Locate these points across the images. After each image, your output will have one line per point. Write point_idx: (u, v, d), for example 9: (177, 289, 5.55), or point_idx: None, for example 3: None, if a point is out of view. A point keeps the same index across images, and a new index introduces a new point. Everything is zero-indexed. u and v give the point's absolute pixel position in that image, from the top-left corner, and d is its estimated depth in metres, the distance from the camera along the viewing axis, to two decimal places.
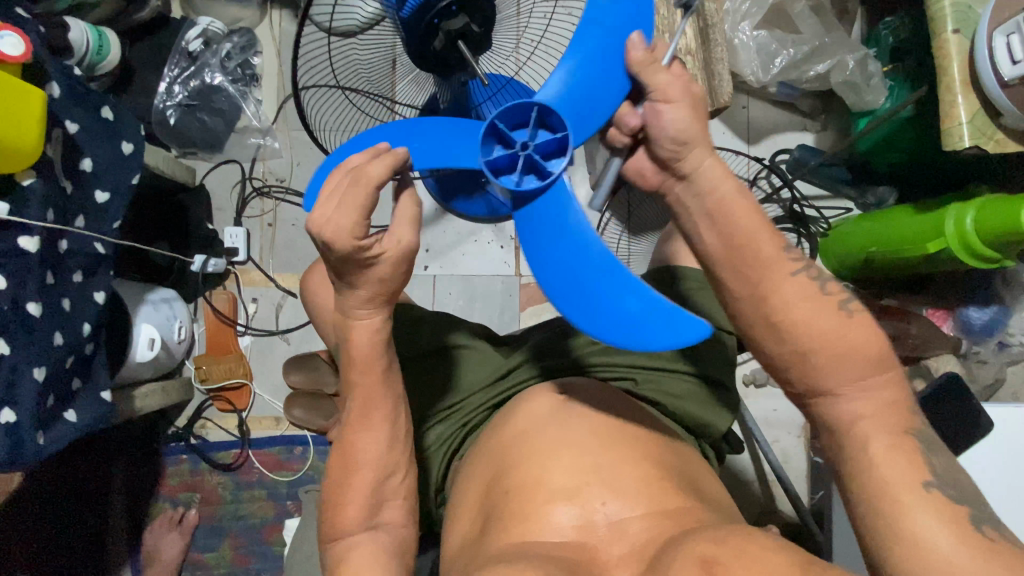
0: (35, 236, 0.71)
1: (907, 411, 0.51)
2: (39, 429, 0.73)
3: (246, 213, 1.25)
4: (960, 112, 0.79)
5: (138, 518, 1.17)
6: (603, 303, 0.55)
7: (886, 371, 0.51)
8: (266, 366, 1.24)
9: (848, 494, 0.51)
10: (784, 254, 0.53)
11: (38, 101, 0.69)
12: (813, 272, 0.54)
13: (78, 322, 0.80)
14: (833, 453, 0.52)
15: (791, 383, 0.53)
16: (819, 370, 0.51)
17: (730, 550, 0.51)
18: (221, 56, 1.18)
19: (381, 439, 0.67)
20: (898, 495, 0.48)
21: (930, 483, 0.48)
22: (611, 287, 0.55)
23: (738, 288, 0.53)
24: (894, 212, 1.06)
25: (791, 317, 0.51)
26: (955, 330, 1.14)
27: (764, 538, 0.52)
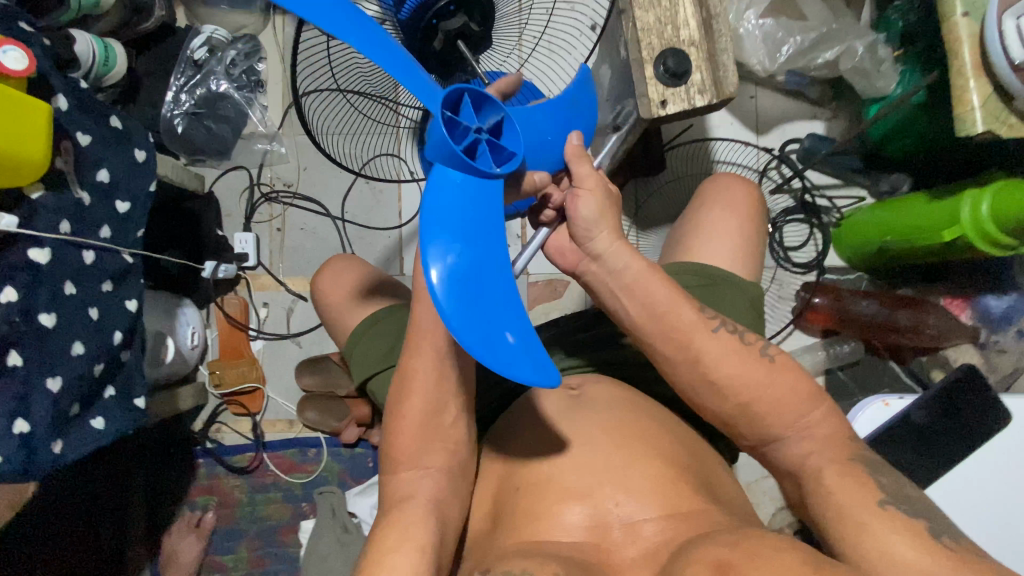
0: (45, 248, 0.73)
1: (845, 441, 0.61)
2: (54, 438, 0.74)
3: (255, 218, 1.27)
4: (972, 97, 0.77)
5: (159, 519, 1.20)
6: (459, 302, 0.44)
7: (821, 404, 0.61)
8: (278, 370, 1.25)
9: (827, 501, 0.56)
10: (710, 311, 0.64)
11: (44, 115, 0.70)
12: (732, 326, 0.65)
13: (108, 330, 0.83)
14: (807, 477, 0.59)
15: (763, 398, 0.61)
16: (776, 399, 0.60)
17: (743, 556, 0.51)
18: (226, 64, 1.19)
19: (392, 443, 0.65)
20: (859, 518, 0.55)
21: (884, 501, 0.55)
22: (483, 286, 0.46)
23: (693, 331, 0.64)
24: (909, 199, 1.04)
25: (731, 354, 0.62)
26: (973, 319, 1.09)
27: (777, 539, 0.52)
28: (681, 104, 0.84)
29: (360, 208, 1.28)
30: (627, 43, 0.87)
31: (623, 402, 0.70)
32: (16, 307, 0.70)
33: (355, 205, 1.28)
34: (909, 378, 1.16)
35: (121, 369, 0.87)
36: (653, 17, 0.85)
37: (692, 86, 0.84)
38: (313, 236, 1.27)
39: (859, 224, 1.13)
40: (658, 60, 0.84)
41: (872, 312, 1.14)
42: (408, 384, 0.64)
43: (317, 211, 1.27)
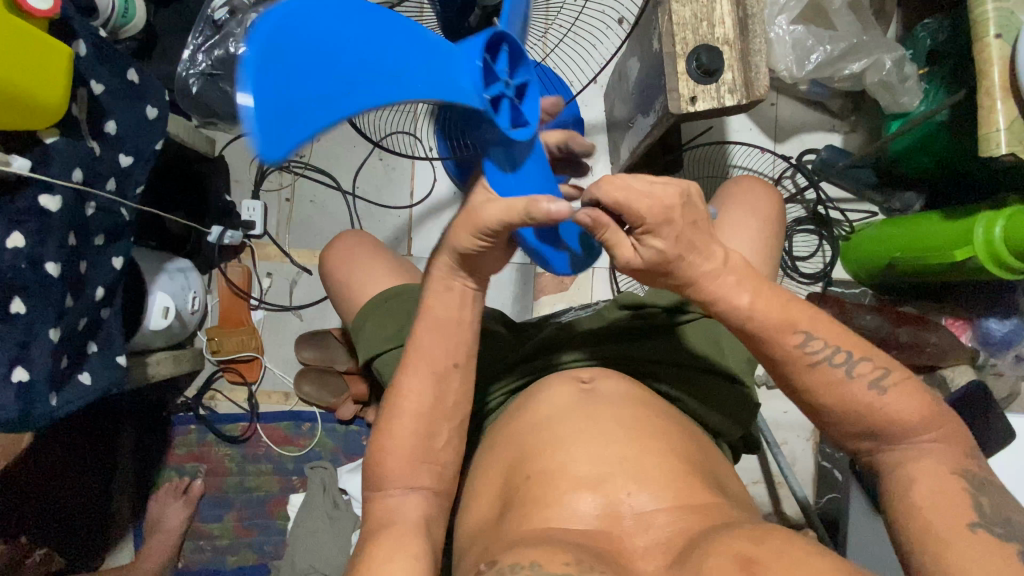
0: (56, 194, 0.71)
1: (892, 449, 0.58)
2: (53, 391, 0.73)
3: (264, 186, 1.25)
4: (998, 118, 0.77)
5: (145, 486, 1.19)
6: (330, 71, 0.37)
7: (865, 410, 0.57)
8: (278, 341, 1.23)
9: None
10: None
11: (64, 58, 0.69)
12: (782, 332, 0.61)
13: (93, 287, 0.81)
14: None
15: (792, 394, 0.61)
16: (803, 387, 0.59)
17: (769, 550, 0.51)
18: (245, 27, 1.13)
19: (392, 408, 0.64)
20: None
21: (974, 522, 0.52)
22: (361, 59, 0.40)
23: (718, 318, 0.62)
24: (921, 218, 1.05)
25: (752, 345, 0.61)
26: (975, 341, 1.11)
27: (801, 554, 0.51)
28: (711, 101, 0.84)
29: (372, 184, 1.25)
30: (661, 36, 0.86)
31: (633, 397, 0.70)
32: (22, 253, 0.68)
33: (366, 180, 1.25)
34: None
35: (107, 326, 0.85)
36: (689, 11, 0.84)
37: (723, 85, 0.84)
38: (322, 209, 1.25)
39: (869, 241, 1.14)
40: (691, 55, 0.84)
41: (873, 328, 1.12)
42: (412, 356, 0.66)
43: (328, 184, 1.25)
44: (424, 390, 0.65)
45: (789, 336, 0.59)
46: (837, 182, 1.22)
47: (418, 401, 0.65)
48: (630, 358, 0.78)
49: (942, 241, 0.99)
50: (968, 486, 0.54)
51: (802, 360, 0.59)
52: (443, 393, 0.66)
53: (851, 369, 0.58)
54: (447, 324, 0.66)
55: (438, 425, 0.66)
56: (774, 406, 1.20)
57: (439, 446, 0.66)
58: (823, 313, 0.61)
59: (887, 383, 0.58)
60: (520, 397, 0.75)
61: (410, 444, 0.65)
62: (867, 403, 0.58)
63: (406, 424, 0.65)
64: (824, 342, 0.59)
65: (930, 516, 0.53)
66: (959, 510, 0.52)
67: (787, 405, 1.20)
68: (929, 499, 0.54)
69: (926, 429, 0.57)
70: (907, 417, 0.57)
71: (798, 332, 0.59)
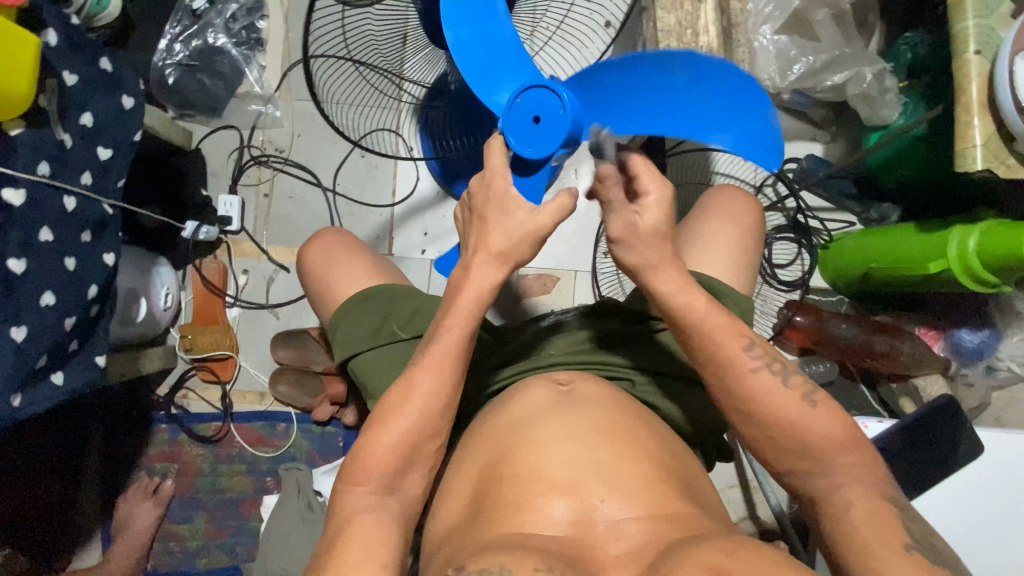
0: (20, 188, 0.69)
1: (859, 463, 0.59)
2: (15, 391, 0.71)
3: (242, 181, 1.22)
4: (975, 134, 0.78)
5: (113, 485, 1.16)
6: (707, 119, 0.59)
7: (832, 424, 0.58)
8: (254, 340, 1.21)
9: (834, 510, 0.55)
10: (718, 317, 0.63)
11: (31, 48, 0.66)
12: (757, 351, 0.62)
13: (86, 283, 0.79)
14: None
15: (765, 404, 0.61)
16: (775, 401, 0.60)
17: (741, 561, 0.51)
18: (226, 17, 1.15)
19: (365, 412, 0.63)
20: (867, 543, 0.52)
21: (913, 547, 0.52)
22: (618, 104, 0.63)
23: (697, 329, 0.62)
24: (897, 229, 1.06)
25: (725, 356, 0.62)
26: (946, 351, 1.12)
27: (773, 565, 0.51)
28: None
29: (353, 182, 1.23)
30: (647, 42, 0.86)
31: (610, 401, 0.70)
32: None
33: (348, 177, 1.23)
34: (876, 402, 1.19)
35: (92, 323, 0.83)
36: (674, 19, 0.84)
37: None
38: (301, 206, 1.23)
39: (847, 249, 1.16)
40: None
41: (848, 336, 1.14)
42: None
43: (309, 180, 1.22)
44: (398, 397, 0.64)
45: (736, 340, 0.63)
46: (816, 192, 1.23)
47: (392, 407, 0.64)
48: (607, 364, 0.78)
49: (917, 253, 1.00)
50: (899, 514, 0.55)
51: (743, 364, 0.62)
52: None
53: (785, 377, 0.62)
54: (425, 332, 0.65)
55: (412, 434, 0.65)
56: None
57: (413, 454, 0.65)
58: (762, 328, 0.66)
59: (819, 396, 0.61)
60: (495, 404, 0.74)
61: (378, 455, 0.63)
62: (817, 414, 0.59)
63: (378, 431, 0.63)
64: (761, 350, 0.63)
65: (866, 534, 0.53)
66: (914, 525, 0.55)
67: None
68: (867, 522, 0.54)
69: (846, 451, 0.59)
70: (845, 439, 0.59)
71: (744, 335, 0.63)
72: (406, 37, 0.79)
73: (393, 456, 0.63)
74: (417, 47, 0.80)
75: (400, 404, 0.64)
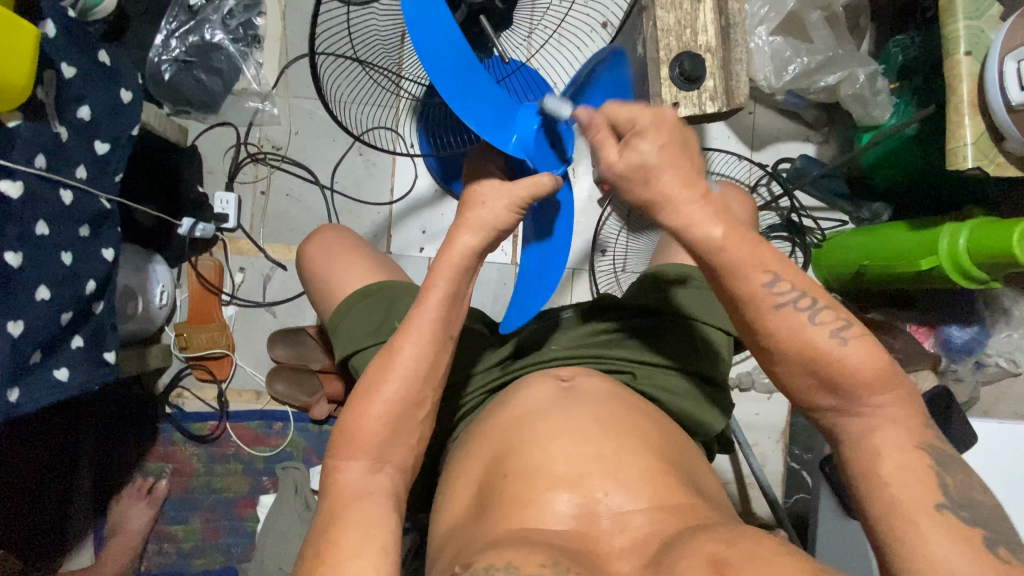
0: (18, 180, 0.68)
1: None
2: (12, 386, 0.70)
3: (238, 178, 1.21)
4: (966, 133, 0.80)
5: (107, 485, 1.14)
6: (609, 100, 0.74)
7: None
8: (250, 338, 1.20)
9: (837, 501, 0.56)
10: None
11: (31, 38, 0.66)
12: None
13: (81, 279, 0.78)
14: None
15: None
16: None
17: (742, 553, 0.51)
18: (222, 13, 1.14)
19: (383, 398, 0.63)
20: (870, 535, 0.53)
21: (942, 505, 0.49)
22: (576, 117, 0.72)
23: None
24: (889, 228, 1.08)
25: None
26: (937, 347, 1.15)
27: (777, 551, 0.51)
28: (693, 108, 0.85)
29: (350, 179, 1.23)
30: (646, 41, 0.88)
31: (612, 396, 0.71)
32: None
33: (346, 174, 1.23)
34: None
35: (95, 318, 0.83)
36: (673, 18, 0.86)
37: (705, 92, 0.86)
38: (298, 203, 1.22)
39: (838, 248, 1.17)
40: (674, 62, 0.85)
41: None
42: (392, 358, 0.64)
43: (306, 178, 1.22)
44: (416, 389, 0.64)
45: (755, 274, 0.56)
46: (810, 192, 1.24)
47: (407, 398, 0.63)
48: (609, 358, 0.78)
49: (907, 249, 1.02)
50: (933, 466, 0.50)
51: (764, 301, 0.55)
52: (431, 393, 0.65)
53: (819, 311, 0.56)
54: (448, 327, 0.66)
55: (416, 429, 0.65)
56: (747, 408, 1.22)
57: (417, 448, 0.65)
58: (787, 256, 0.58)
59: (850, 333, 0.54)
60: (498, 399, 0.74)
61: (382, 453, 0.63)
62: (843, 362, 0.53)
63: (386, 424, 0.63)
64: (790, 283, 0.55)
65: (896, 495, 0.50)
66: (958, 500, 0.49)
67: (760, 406, 1.23)
68: (897, 478, 0.50)
69: (881, 391, 0.53)
70: (879, 379, 0.52)
71: (765, 269, 0.56)
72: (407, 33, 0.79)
73: (402, 444, 0.64)
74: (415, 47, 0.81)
75: (418, 395, 0.64)
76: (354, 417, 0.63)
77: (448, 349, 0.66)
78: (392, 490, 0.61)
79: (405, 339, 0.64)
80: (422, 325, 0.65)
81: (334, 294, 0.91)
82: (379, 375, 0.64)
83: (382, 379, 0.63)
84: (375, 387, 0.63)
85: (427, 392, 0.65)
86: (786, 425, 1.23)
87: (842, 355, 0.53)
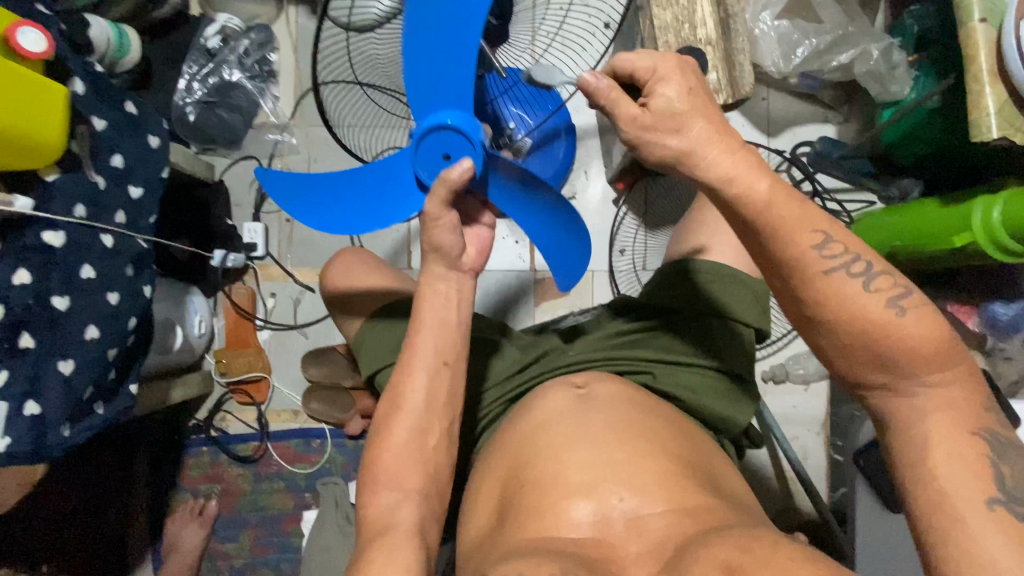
0: (60, 231, 0.73)
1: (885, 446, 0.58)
2: (65, 421, 0.75)
3: (263, 209, 1.27)
4: (988, 103, 0.77)
5: (161, 509, 1.20)
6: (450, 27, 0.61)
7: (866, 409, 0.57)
8: (285, 360, 1.25)
9: None
10: None
11: (60, 97, 0.71)
12: None
13: (124, 317, 0.84)
14: None
15: None
16: None
17: (755, 557, 0.51)
18: (239, 53, 1.19)
19: (399, 432, 0.67)
20: None
21: (994, 500, 0.49)
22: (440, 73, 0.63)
23: None
24: (919, 205, 1.04)
25: None
26: (982, 326, 1.08)
27: (797, 552, 0.51)
28: None
29: None
30: (645, 40, 0.87)
31: (628, 400, 0.71)
32: (30, 289, 0.70)
33: None
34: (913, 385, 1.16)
35: (133, 355, 0.88)
36: (671, 15, 0.86)
37: (708, 85, 0.85)
38: (321, 227, 1.27)
39: (869, 231, 1.12)
40: None
41: None
42: (398, 402, 0.68)
43: None
44: (423, 418, 0.68)
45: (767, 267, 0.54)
46: (833, 173, 1.21)
47: (414, 422, 0.67)
48: (627, 360, 0.78)
49: (941, 228, 0.97)
50: (961, 451, 0.50)
51: (818, 305, 0.53)
52: (442, 421, 0.69)
53: (868, 280, 0.53)
54: (442, 352, 0.69)
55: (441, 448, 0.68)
56: (784, 401, 1.19)
57: (437, 471, 0.68)
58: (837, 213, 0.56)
59: (909, 301, 0.52)
60: (518, 408, 0.75)
61: (400, 473, 0.66)
62: (906, 334, 0.51)
63: (405, 452, 0.67)
64: (842, 246, 0.54)
65: (924, 501, 0.51)
66: (1013, 495, 0.50)
67: (797, 399, 1.19)
68: (949, 469, 0.50)
69: (934, 368, 0.52)
70: (939, 354, 0.51)
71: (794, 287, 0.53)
72: None
73: (421, 471, 0.67)
74: None
75: (428, 424, 0.68)
76: (378, 450, 0.68)
77: (445, 373, 0.69)
78: (417, 515, 0.64)
79: (409, 376, 0.69)
80: (419, 356, 0.69)
81: (358, 313, 0.94)
82: (391, 413, 0.68)
83: (389, 417, 0.68)
84: (388, 427, 0.68)
85: (435, 421, 0.68)
86: (826, 417, 1.19)
87: (899, 328, 0.51)
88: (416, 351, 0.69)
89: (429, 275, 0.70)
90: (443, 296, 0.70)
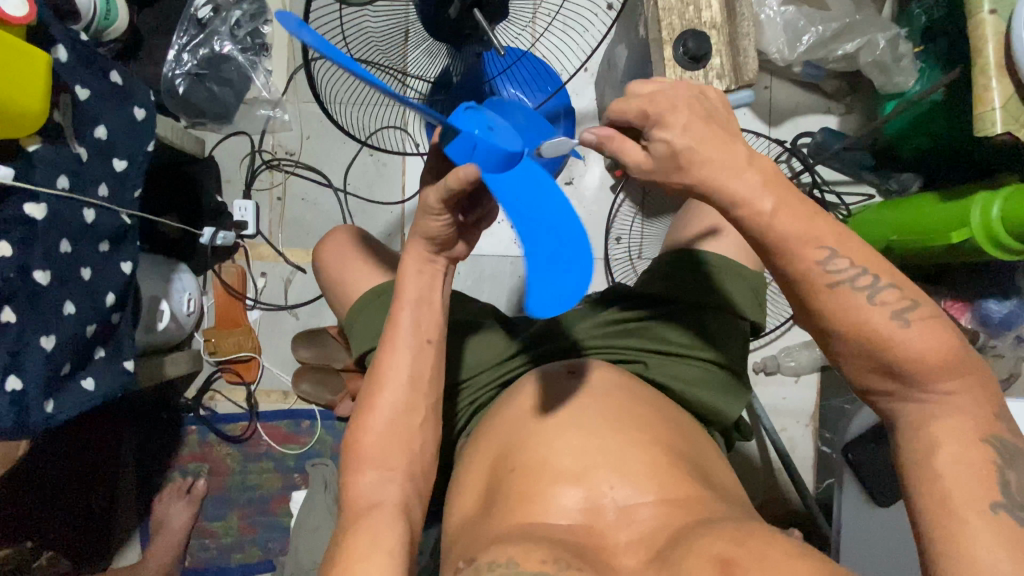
0: (41, 202, 0.71)
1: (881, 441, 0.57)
2: (47, 397, 0.74)
3: (255, 186, 1.24)
4: (993, 96, 0.75)
5: (148, 487, 1.20)
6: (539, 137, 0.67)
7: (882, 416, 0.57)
8: (275, 340, 1.24)
9: None
10: None
11: (43, 65, 0.69)
12: None
13: (101, 292, 0.82)
14: None
15: None
16: None
17: (751, 552, 0.51)
18: (230, 24, 1.15)
19: (382, 409, 0.66)
20: None
21: (997, 505, 0.48)
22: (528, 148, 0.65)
23: None
24: (917, 199, 1.03)
25: None
26: (974, 322, 1.09)
27: (790, 548, 0.50)
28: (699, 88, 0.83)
29: (362, 180, 1.25)
30: (648, 22, 0.85)
31: (623, 386, 0.70)
32: (11, 262, 0.68)
33: (357, 176, 1.24)
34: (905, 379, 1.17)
35: (116, 332, 0.87)
36: None
37: (711, 70, 0.83)
38: (313, 207, 1.25)
39: (866, 224, 1.12)
40: (678, 41, 0.83)
41: None
42: (379, 379, 0.67)
43: (319, 181, 1.24)
44: (408, 397, 0.67)
45: (800, 269, 0.52)
46: (832, 165, 1.19)
47: (399, 403, 0.67)
48: (619, 347, 0.77)
49: (936, 222, 0.97)
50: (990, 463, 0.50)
51: (820, 283, 0.53)
52: (426, 400, 0.68)
53: (868, 300, 0.53)
54: (428, 329, 0.68)
55: (424, 433, 0.67)
56: (774, 392, 1.19)
57: (420, 450, 0.67)
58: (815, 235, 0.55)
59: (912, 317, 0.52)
60: (509, 393, 0.75)
61: (387, 457, 0.65)
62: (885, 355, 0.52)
63: (388, 433, 0.66)
64: (848, 261, 0.53)
65: (920, 498, 0.51)
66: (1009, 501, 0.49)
67: (788, 390, 1.20)
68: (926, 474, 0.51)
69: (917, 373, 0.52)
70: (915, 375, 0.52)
71: (815, 258, 0.52)
72: (406, 34, 0.77)
73: (404, 452, 0.66)
74: (418, 42, 0.78)
75: (414, 402, 0.67)
76: (358, 431, 0.67)
77: (429, 351, 0.69)
78: (410, 498, 0.63)
79: (392, 354, 0.67)
80: (407, 333, 0.67)
81: (349, 295, 0.93)
82: (373, 390, 0.67)
83: (372, 396, 0.67)
84: (371, 405, 0.67)
85: (421, 400, 0.68)
86: (816, 409, 1.19)
87: (897, 350, 0.52)
88: (407, 329, 0.68)
89: (415, 257, 0.68)
90: (428, 274, 0.69)
